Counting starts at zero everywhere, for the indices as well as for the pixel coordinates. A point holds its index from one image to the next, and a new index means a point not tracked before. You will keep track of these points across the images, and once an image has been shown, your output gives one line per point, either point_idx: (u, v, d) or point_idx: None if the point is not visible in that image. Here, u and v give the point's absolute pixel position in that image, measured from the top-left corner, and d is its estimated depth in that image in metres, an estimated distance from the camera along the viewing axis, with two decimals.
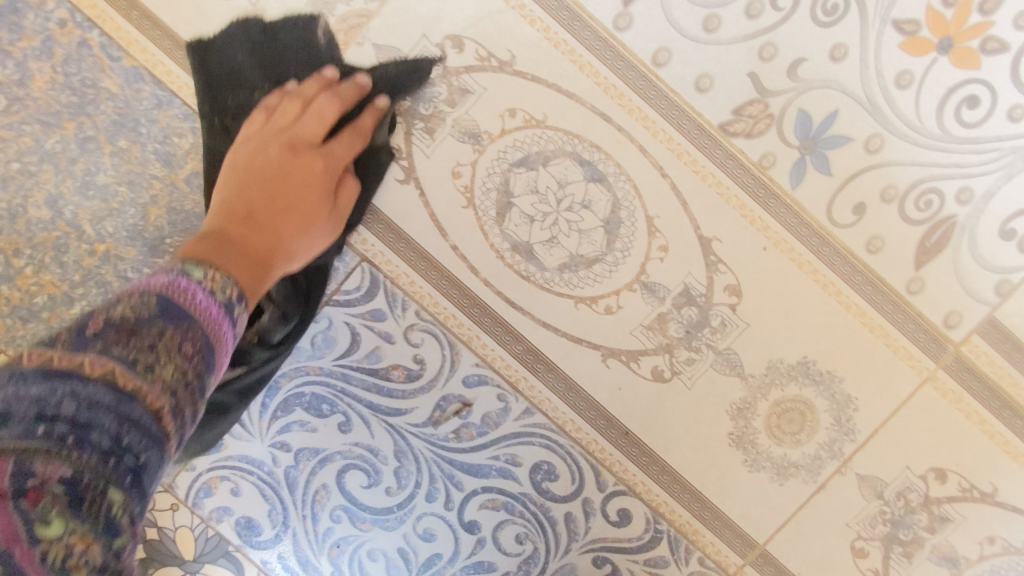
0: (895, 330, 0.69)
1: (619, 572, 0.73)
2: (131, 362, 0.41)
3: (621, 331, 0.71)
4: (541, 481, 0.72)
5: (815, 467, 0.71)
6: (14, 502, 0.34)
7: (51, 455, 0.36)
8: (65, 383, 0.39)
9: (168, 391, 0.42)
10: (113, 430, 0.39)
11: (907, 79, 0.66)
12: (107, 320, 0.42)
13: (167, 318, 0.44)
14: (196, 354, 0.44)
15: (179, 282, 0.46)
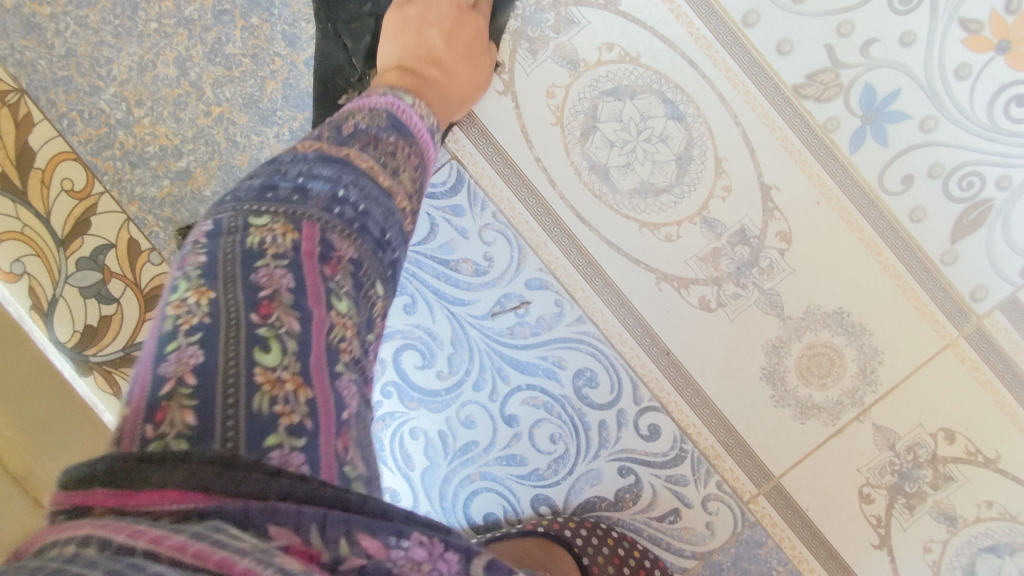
0: (922, 293, 0.76)
1: (641, 483, 0.78)
2: (384, 162, 0.52)
3: (677, 258, 0.77)
4: (582, 387, 0.78)
5: (836, 412, 0.77)
6: (320, 267, 0.43)
7: (342, 234, 0.46)
8: (346, 173, 0.49)
9: (407, 192, 0.54)
10: (379, 218, 0.49)
11: (965, 71, 0.74)
12: (355, 127, 0.53)
13: (400, 133, 0.57)
14: (416, 164, 0.57)
15: (401, 109, 0.59)
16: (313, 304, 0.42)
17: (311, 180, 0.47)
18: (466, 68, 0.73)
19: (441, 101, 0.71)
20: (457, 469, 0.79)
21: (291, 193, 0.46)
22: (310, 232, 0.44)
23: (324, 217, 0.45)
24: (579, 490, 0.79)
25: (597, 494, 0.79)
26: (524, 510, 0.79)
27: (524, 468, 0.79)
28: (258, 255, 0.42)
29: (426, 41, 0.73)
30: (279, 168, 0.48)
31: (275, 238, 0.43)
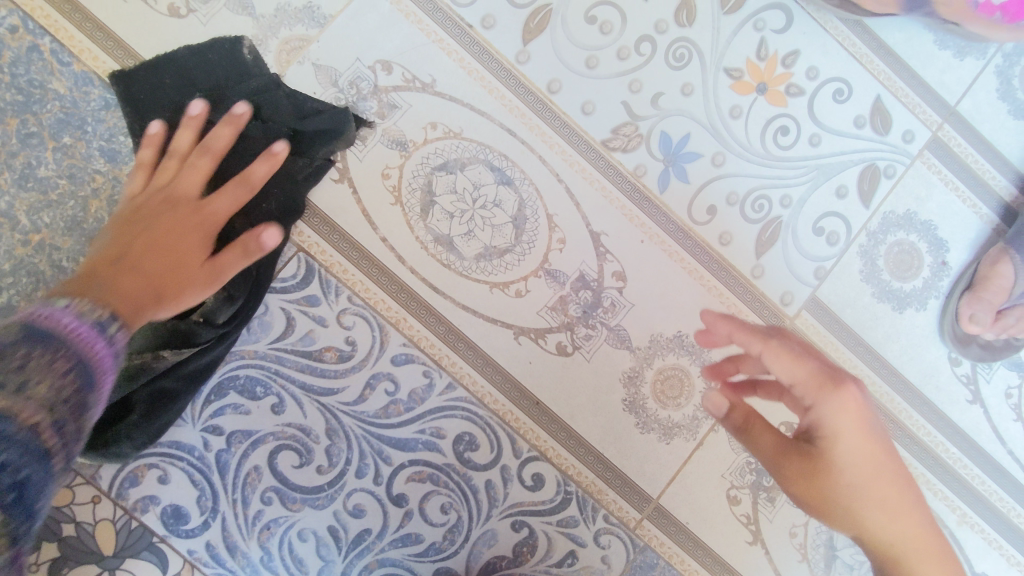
0: (739, 304, 0.88)
1: (535, 534, 0.81)
2: (54, 347, 0.47)
3: (529, 311, 0.83)
4: (464, 451, 0.79)
5: (693, 427, 0.85)
6: None
7: (2, 416, 0.42)
8: (16, 349, 0.45)
9: (63, 392, 0.46)
10: (48, 395, 0.45)
11: (737, 111, 0.91)
12: (24, 314, 0.49)
13: (51, 340, 0.48)
14: (70, 364, 0.47)
15: (47, 314, 0.49)
16: None
17: None
18: (183, 251, 0.64)
19: (158, 271, 0.62)
20: (353, 561, 0.77)
21: None
22: None
23: None
24: (478, 553, 0.80)
25: (496, 553, 0.80)
26: None
27: (420, 545, 0.79)
28: None
29: (128, 245, 0.63)
30: None
31: None
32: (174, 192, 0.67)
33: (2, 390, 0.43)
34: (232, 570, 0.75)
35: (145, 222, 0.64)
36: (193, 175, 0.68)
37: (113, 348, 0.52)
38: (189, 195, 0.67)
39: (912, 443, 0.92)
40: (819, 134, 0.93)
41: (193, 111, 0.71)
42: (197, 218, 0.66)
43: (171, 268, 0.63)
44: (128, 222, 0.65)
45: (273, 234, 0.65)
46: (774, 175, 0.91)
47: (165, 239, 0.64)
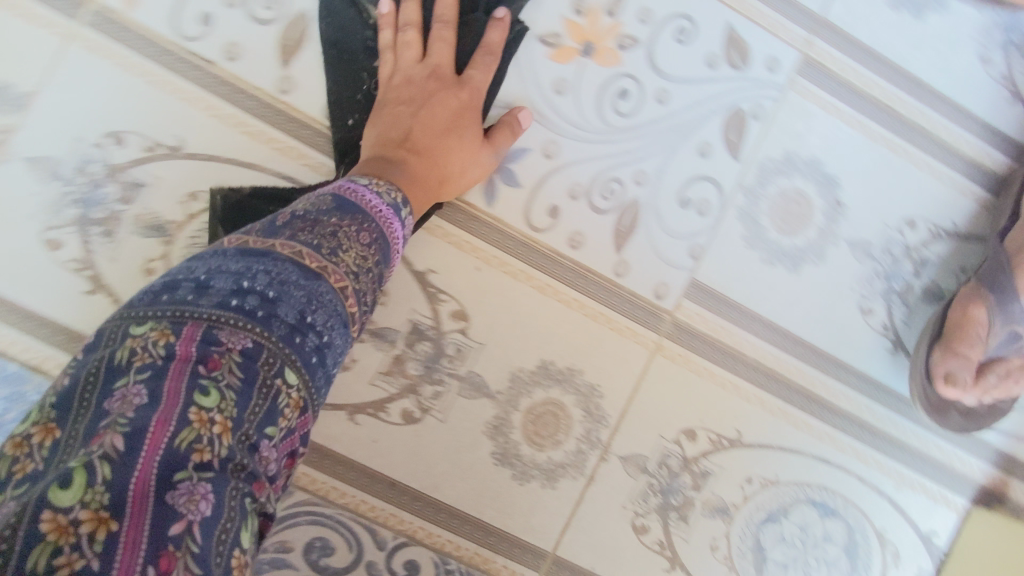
0: (604, 313, 0.76)
1: None
2: (318, 244, 0.47)
3: (361, 384, 0.71)
4: (318, 559, 0.70)
5: (579, 462, 0.75)
6: (194, 367, 0.38)
7: (235, 326, 0.40)
8: (256, 260, 0.44)
9: (352, 270, 0.49)
10: (299, 303, 0.43)
11: (562, 85, 0.76)
12: (290, 214, 0.50)
13: (345, 211, 0.52)
14: (371, 241, 0.52)
15: (347, 187, 0.55)
16: (168, 406, 0.35)
17: (217, 275, 0.43)
18: (454, 146, 0.67)
19: (435, 175, 0.66)
20: None
21: (186, 294, 0.41)
22: (189, 334, 0.39)
23: (216, 315, 0.40)
24: None
25: None
26: None
27: None
28: (121, 369, 0.37)
29: (400, 120, 0.66)
30: (188, 266, 0.44)
31: (146, 346, 0.38)
32: (435, 60, 0.68)
33: (252, 295, 0.42)
34: None
35: (406, 95, 0.67)
36: (441, 49, 0.68)
37: (403, 232, 0.57)
38: (444, 58, 0.68)
39: (834, 416, 0.82)
40: (667, 88, 0.78)
41: (386, 7, 0.68)
42: (465, 93, 0.68)
43: (455, 169, 0.67)
44: (391, 99, 0.67)
45: (527, 114, 0.72)
46: (614, 144, 0.77)
47: (427, 102, 0.67)
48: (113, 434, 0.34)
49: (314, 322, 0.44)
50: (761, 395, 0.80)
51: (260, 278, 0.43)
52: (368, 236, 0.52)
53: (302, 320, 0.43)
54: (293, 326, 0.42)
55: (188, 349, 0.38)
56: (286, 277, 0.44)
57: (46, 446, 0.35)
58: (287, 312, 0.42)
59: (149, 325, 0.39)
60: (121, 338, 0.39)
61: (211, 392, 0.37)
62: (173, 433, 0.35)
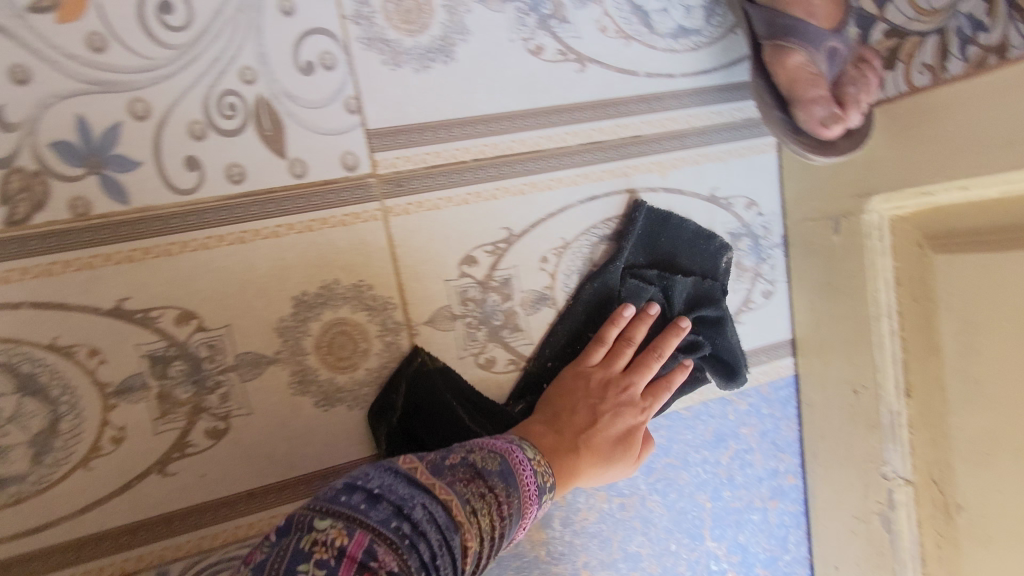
0: (302, 227, 0.72)
1: None
2: (468, 500, 0.51)
3: (149, 440, 0.69)
4: None
5: (395, 352, 0.75)
6: (355, 564, 0.42)
7: (383, 540, 0.45)
8: (411, 488, 0.50)
9: (484, 529, 0.51)
10: (432, 548, 0.46)
11: (96, 39, 0.65)
12: (465, 463, 0.55)
13: (504, 476, 0.56)
14: (507, 512, 0.54)
15: (510, 449, 0.61)
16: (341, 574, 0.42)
17: (378, 503, 0.47)
18: (595, 453, 0.69)
19: (603, 424, 0.72)
20: None
21: (358, 503, 0.47)
22: (358, 540, 0.44)
23: (382, 534, 0.45)
24: None
25: None
26: None
27: None
28: (300, 553, 0.43)
29: (575, 408, 0.72)
30: (365, 475, 0.50)
31: (325, 543, 0.43)
32: (625, 391, 0.75)
33: (406, 523, 0.46)
34: None
35: (584, 409, 0.72)
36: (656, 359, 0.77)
37: (541, 506, 0.59)
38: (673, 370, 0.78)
39: (574, 155, 0.82)
40: None
41: (625, 314, 0.77)
42: (627, 391, 0.75)
43: (624, 423, 0.73)
44: (582, 396, 0.73)
45: (683, 371, 0.78)
46: (138, 65, 0.67)
47: (615, 416, 0.73)
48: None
49: (429, 541, 0.46)
50: (501, 184, 0.79)
51: (369, 506, 0.47)
52: (502, 510, 0.54)
53: (430, 561, 0.46)
54: (424, 563, 0.45)
55: (362, 540, 0.44)
56: (436, 520, 0.48)
57: (336, 542, 0.43)
58: (421, 520, 0.47)
59: (328, 521, 0.45)
60: (307, 529, 0.44)
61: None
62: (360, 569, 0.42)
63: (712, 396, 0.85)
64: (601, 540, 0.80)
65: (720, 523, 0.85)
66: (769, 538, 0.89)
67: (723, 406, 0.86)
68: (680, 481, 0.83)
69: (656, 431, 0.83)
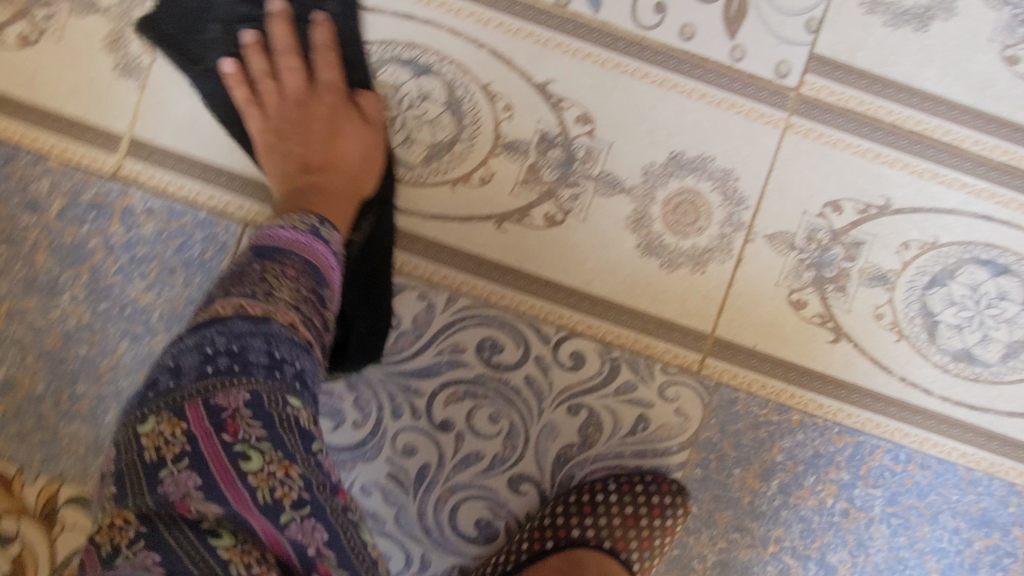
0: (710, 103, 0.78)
1: (597, 412, 0.76)
2: (252, 291, 0.52)
3: (503, 195, 0.77)
4: (490, 357, 0.76)
5: (725, 245, 0.77)
6: (219, 437, 0.46)
7: (227, 388, 0.48)
8: (210, 326, 0.50)
9: (292, 301, 0.54)
10: (262, 348, 0.50)
11: None
12: (228, 272, 0.55)
13: (274, 257, 0.57)
14: (299, 272, 0.56)
15: (303, 241, 0.59)
16: (224, 483, 0.45)
17: (211, 347, 0.49)
18: (345, 151, 0.72)
19: (290, 166, 0.72)
20: (426, 499, 0.75)
21: (167, 381, 0.48)
22: (196, 413, 0.47)
23: (205, 387, 0.48)
24: (545, 450, 0.76)
25: (563, 444, 0.76)
26: (510, 497, 0.76)
27: (484, 460, 0.75)
28: (149, 455, 0.46)
29: (335, 206, 0.70)
30: (204, 335, 0.50)
31: (167, 440, 0.46)
32: (303, 137, 0.73)
33: (221, 358, 0.48)
34: None
35: (314, 185, 0.70)
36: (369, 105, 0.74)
37: (330, 250, 0.62)
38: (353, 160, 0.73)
39: (990, 170, 0.77)
40: None
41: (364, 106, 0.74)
42: (316, 137, 0.73)
43: (313, 172, 0.71)
44: (301, 169, 0.72)
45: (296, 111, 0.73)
46: None
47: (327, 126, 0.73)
48: (194, 502, 0.44)
49: (255, 357, 0.49)
50: (902, 158, 0.77)
51: (179, 379, 0.48)
52: (300, 267, 0.57)
53: (270, 359, 0.50)
54: (267, 365, 0.49)
55: (190, 480, 0.45)
56: (276, 347, 0.50)
57: (178, 434, 0.46)
58: (257, 362, 0.49)
59: (154, 419, 0.47)
60: (137, 439, 0.47)
61: (251, 454, 0.46)
62: (252, 488, 0.45)
63: (1001, 476, 0.77)
64: (807, 529, 0.76)
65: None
66: None
67: (1007, 492, 0.77)
68: (918, 530, 0.77)
69: (922, 469, 0.77)
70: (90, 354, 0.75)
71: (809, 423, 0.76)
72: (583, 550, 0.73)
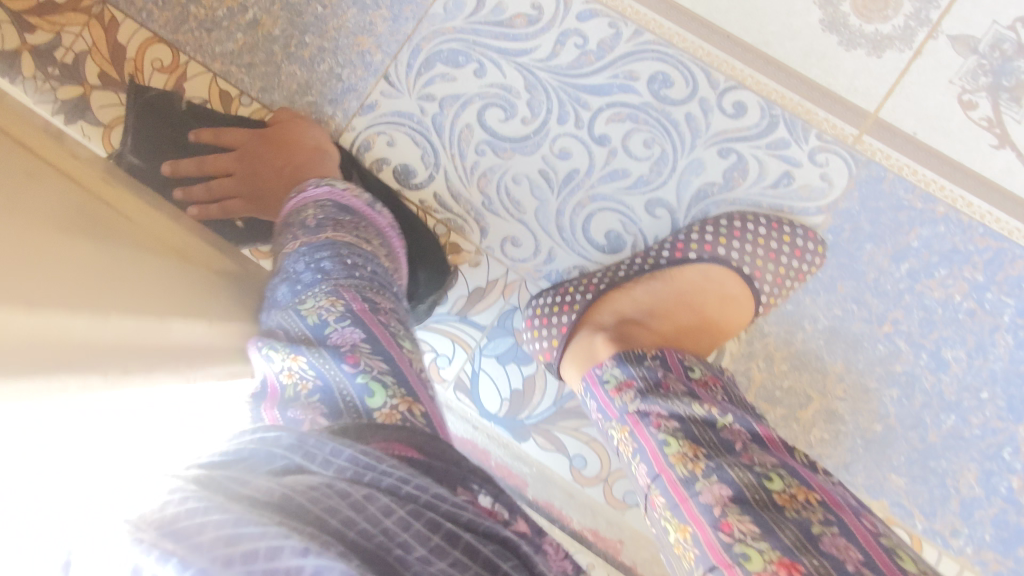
0: None
1: (745, 159, 0.80)
2: (356, 235, 0.65)
3: None
4: (659, 90, 0.82)
5: (908, 37, 0.79)
6: (371, 309, 0.57)
7: (376, 290, 0.60)
8: (327, 249, 0.61)
9: (376, 246, 0.67)
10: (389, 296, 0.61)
11: None
12: (318, 216, 0.65)
13: (348, 213, 0.68)
14: (380, 235, 0.70)
15: (362, 207, 0.70)
16: (390, 348, 0.54)
17: (321, 264, 0.60)
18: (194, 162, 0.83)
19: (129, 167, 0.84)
20: (568, 201, 0.82)
21: (334, 271, 0.59)
22: (355, 297, 0.57)
23: (354, 270, 0.60)
24: (687, 183, 0.81)
25: (705, 182, 0.81)
26: (644, 218, 0.82)
27: (628, 179, 0.82)
28: (322, 323, 0.54)
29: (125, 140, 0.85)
30: (314, 260, 0.60)
31: (330, 306, 0.55)
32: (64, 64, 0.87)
33: (360, 275, 0.60)
34: (460, 215, 0.84)
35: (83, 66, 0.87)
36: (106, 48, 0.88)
37: (387, 220, 0.72)
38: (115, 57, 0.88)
39: None
40: None
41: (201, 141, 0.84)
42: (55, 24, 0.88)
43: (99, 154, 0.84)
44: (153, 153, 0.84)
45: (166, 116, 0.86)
46: None
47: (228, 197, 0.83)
48: (364, 358, 0.52)
49: (365, 271, 0.61)
50: None
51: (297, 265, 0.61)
52: (372, 230, 0.69)
53: (370, 276, 0.61)
54: (372, 279, 0.61)
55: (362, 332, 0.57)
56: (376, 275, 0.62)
57: (338, 305, 0.56)
58: (380, 278, 0.62)
59: (312, 301, 0.56)
60: (305, 297, 0.57)
61: (408, 392, 0.55)
62: (394, 335, 0.56)
63: None
64: (927, 319, 0.78)
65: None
66: None
67: None
68: None
69: None
70: (323, 14, 0.86)
71: (953, 218, 0.77)
72: (685, 267, 0.78)
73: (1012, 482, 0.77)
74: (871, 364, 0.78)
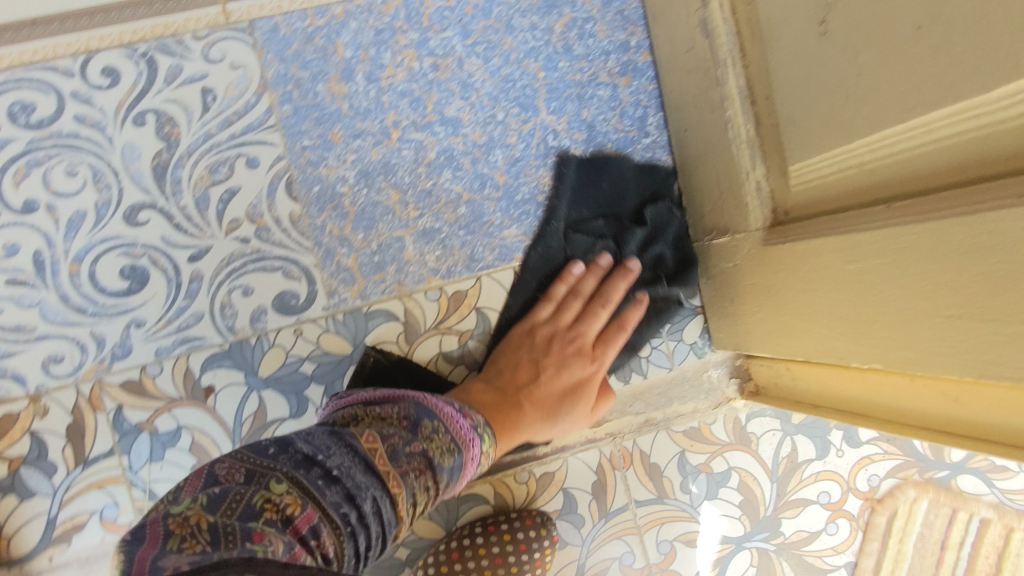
0: None
1: (161, 110, 0.74)
2: (411, 469, 0.54)
3: None
4: (27, 119, 0.72)
5: None
6: (306, 529, 0.45)
7: (331, 525, 0.47)
8: (362, 451, 0.53)
9: (416, 502, 0.54)
10: (367, 539, 0.50)
11: None
12: (406, 424, 0.58)
13: (452, 451, 0.58)
14: (450, 472, 0.57)
15: (462, 424, 0.62)
16: (298, 541, 0.44)
17: (331, 454, 0.51)
18: None
19: None
20: (59, 280, 0.72)
21: (318, 474, 0.49)
22: (308, 514, 0.46)
23: (331, 514, 0.47)
24: (140, 171, 0.73)
25: (153, 159, 0.74)
26: (135, 231, 0.73)
27: (89, 215, 0.72)
28: (258, 509, 0.45)
29: None
30: (317, 447, 0.52)
31: (276, 504, 0.46)
32: None
33: (353, 498, 0.49)
34: None
35: None
36: None
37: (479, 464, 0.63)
38: None
39: None
40: None
41: None
42: None
43: None
44: None
45: None
46: None
47: None
48: (274, 541, 0.42)
49: (367, 522, 0.50)
50: None
51: (333, 459, 0.51)
52: (446, 485, 0.57)
53: (361, 551, 0.49)
54: (360, 549, 0.49)
55: (310, 516, 0.46)
56: (375, 515, 0.50)
57: (290, 505, 0.46)
58: (361, 537, 0.49)
59: (284, 486, 0.48)
60: (260, 486, 0.47)
61: (316, 559, 0.44)
62: (298, 546, 0.43)
63: None
64: (413, 99, 0.78)
65: (555, 96, 0.80)
66: (621, 118, 0.81)
67: None
68: (504, 46, 0.79)
69: None
70: None
71: (353, 9, 0.77)
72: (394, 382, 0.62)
73: (575, 158, 0.79)
74: (412, 171, 0.77)
